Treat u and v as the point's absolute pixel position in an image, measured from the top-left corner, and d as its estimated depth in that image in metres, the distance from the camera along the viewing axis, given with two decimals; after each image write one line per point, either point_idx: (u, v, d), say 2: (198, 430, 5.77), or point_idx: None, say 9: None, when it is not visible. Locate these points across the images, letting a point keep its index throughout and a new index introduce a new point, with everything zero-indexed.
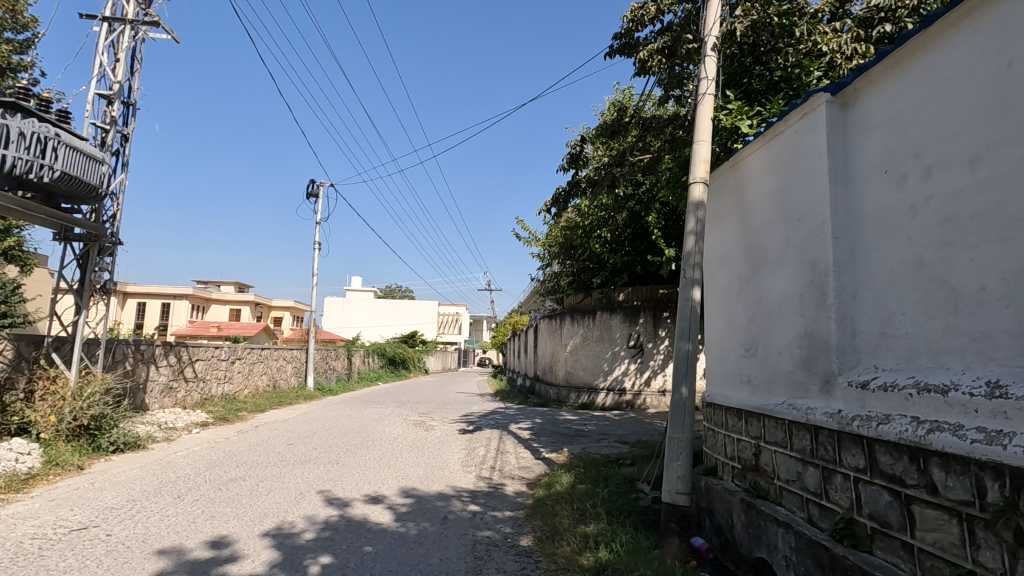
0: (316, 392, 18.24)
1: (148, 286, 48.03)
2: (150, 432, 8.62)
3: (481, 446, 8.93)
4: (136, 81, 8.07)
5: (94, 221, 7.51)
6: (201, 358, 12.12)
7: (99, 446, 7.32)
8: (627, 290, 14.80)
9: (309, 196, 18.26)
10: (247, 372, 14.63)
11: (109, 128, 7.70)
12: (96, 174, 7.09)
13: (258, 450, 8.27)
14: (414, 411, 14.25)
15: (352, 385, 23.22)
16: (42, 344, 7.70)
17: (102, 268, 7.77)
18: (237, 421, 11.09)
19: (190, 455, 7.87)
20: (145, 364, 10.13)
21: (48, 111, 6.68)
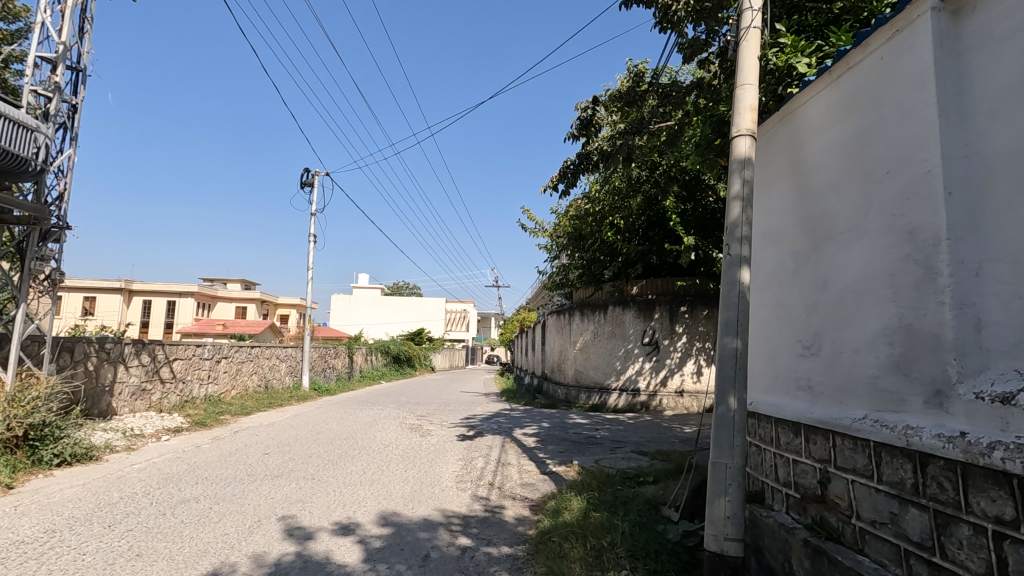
0: (312, 392, 17.32)
1: (153, 284, 47.54)
2: (108, 441, 7.70)
3: (480, 456, 7.92)
4: (86, 43, 7.11)
5: (35, 202, 6.56)
6: (179, 357, 11.21)
7: (40, 459, 6.41)
8: (641, 283, 13.78)
9: (304, 185, 17.32)
10: (235, 372, 13.73)
11: (53, 97, 6.73)
12: (30, 146, 6.13)
13: (226, 463, 7.30)
14: (412, 413, 13.27)
15: (353, 385, 22.30)
16: None
17: (46, 256, 6.88)
18: (216, 426, 10.17)
19: (147, 468, 6.92)
20: (112, 365, 9.23)
21: None
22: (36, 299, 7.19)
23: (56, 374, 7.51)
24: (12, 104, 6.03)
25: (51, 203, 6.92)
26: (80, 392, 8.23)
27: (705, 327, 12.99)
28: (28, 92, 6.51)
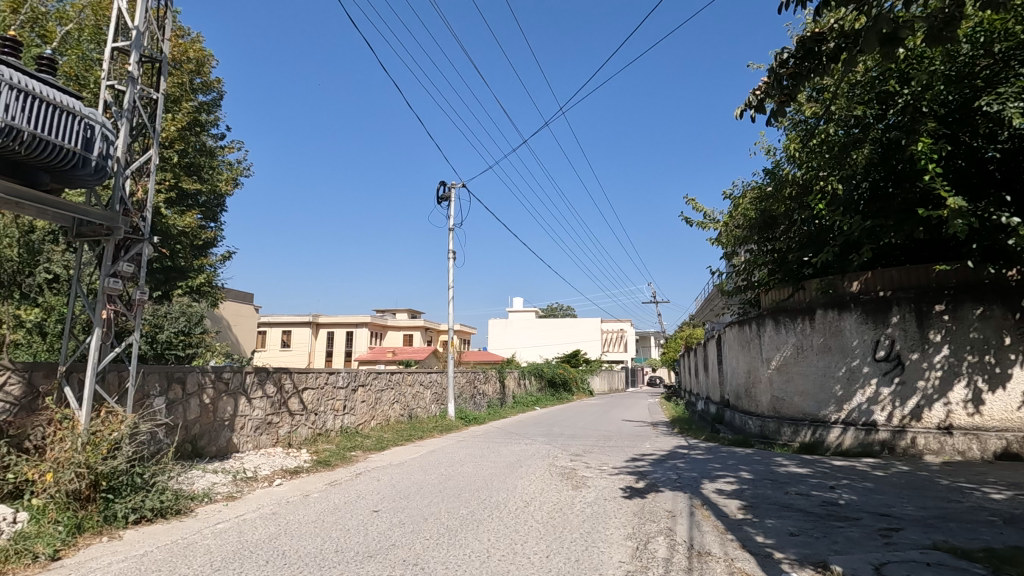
0: (458, 421, 15.90)
1: (335, 317, 51.91)
2: (208, 489, 6.66)
3: (658, 532, 5.28)
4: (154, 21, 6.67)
5: (107, 209, 6.11)
6: (310, 387, 10.31)
7: (113, 515, 5.48)
8: (864, 276, 9.91)
9: (441, 199, 16.34)
10: (375, 402, 12.79)
11: (126, 89, 6.30)
12: (81, 137, 5.39)
13: (320, 526, 5.65)
14: (565, 451, 10.92)
15: (504, 413, 20.62)
16: (58, 375, 6.17)
17: (118, 274, 6.25)
18: (340, 466, 8.88)
19: (230, 529, 5.53)
20: (233, 397, 8.45)
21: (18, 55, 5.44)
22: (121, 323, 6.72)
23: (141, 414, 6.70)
24: (63, 91, 5.39)
25: (129, 213, 6.51)
26: (183, 430, 7.48)
27: (979, 334, 8.82)
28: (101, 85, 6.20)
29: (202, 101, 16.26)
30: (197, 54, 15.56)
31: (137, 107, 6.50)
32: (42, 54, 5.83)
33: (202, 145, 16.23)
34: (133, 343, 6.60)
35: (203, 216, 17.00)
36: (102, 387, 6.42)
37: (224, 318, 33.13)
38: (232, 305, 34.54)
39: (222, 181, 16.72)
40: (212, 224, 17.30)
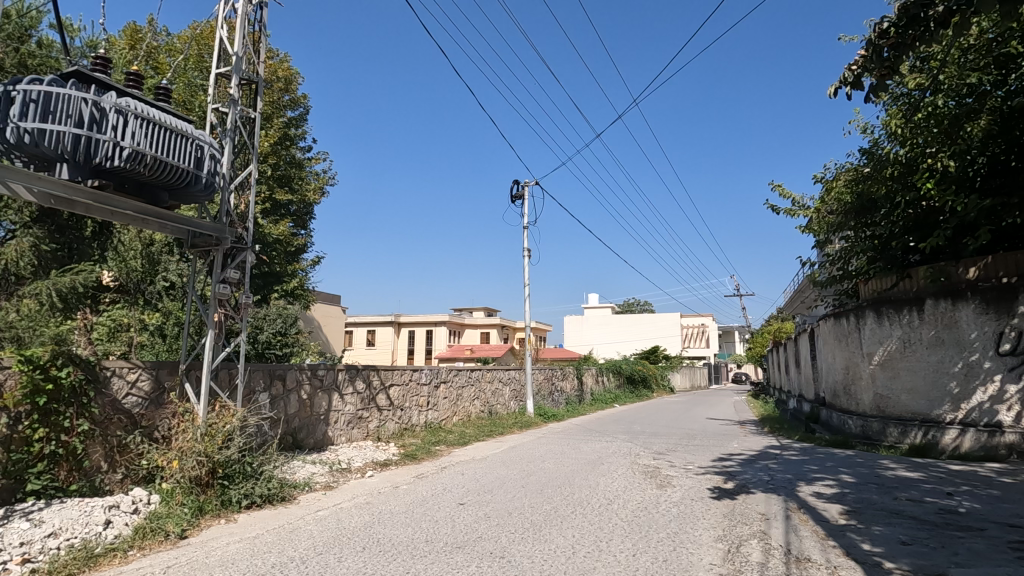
0: (537, 418, 16.00)
1: (415, 316, 53.77)
2: (308, 479, 7.15)
3: (751, 535, 5.06)
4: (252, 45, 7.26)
5: (215, 221, 6.71)
6: (396, 383, 10.77)
7: (229, 500, 6.02)
8: (983, 261, 8.97)
9: (515, 198, 16.48)
10: (456, 398, 13.15)
11: (229, 110, 6.89)
12: (191, 157, 5.94)
13: (410, 517, 5.90)
14: (647, 449, 10.69)
15: (583, 410, 20.50)
16: (180, 371, 6.78)
17: (226, 279, 6.83)
18: (426, 459, 9.22)
19: (329, 517, 5.91)
20: (327, 393, 8.99)
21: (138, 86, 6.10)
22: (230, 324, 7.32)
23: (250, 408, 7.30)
24: (177, 116, 6.00)
25: (233, 223, 7.10)
26: (285, 423, 8.08)
27: None
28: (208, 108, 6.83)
29: (290, 117, 17.39)
30: (285, 73, 16.70)
31: (238, 126, 7.07)
32: (159, 84, 6.49)
33: (292, 157, 17.34)
34: (239, 343, 7.18)
35: (295, 224, 18.15)
36: (217, 383, 7.06)
37: (316, 319, 35.28)
38: (322, 307, 36.70)
39: (310, 191, 17.82)
40: (303, 232, 18.42)
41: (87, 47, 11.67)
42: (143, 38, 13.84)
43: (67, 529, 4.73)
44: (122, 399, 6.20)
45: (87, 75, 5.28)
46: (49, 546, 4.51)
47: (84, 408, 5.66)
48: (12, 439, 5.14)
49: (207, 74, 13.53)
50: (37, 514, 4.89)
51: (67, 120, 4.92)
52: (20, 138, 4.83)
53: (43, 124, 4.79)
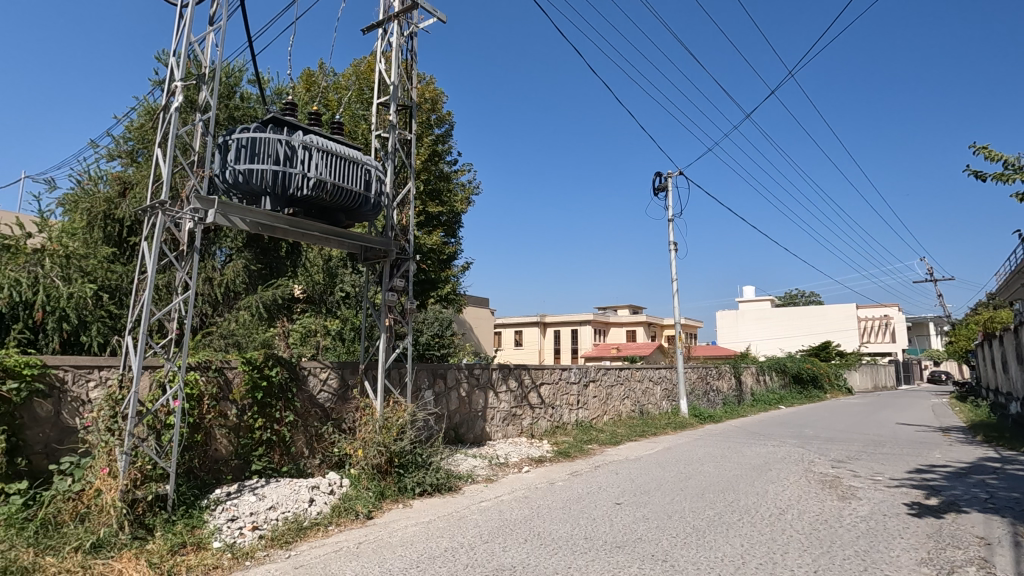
0: (692, 419, 15.26)
1: (560, 316, 54.34)
2: (471, 471, 7.64)
3: (967, 561, 4.31)
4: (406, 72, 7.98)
5: (384, 236, 7.50)
6: (546, 382, 11.02)
7: (405, 487, 6.68)
8: None
9: (658, 191, 15.92)
10: (606, 397, 13.08)
11: (389, 135, 7.66)
12: (363, 181, 6.70)
13: (568, 513, 6.00)
14: (824, 456, 9.61)
15: (743, 411, 19.09)
16: (359, 370, 7.60)
17: (393, 287, 7.59)
18: (579, 458, 9.31)
19: (492, 508, 6.26)
20: (483, 390, 9.51)
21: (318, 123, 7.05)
22: (399, 328, 8.08)
23: (418, 404, 8.00)
24: (349, 146, 6.79)
25: (398, 236, 7.85)
26: (448, 418, 8.73)
27: None
28: (373, 135, 7.66)
29: (438, 134, 18.69)
30: (432, 94, 17.99)
31: (397, 149, 7.78)
32: (333, 119, 7.43)
33: (441, 172, 18.59)
34: (406, 345, 7.88)
35: (446, 234, 19.42)
36: (390, 382, 7.85)
37: (468, 321, 37.38)
38: (473, 310, 38.84)
39: (458, 201, 18.97)
40: (453, 240, 19.68)
41: (275, 95, 13.69)
42: (316, 81, 15.86)
43: (282, 504, 5.61)
44: (317, 394, 7.14)
45: (280, 119, 6.19)
46: (270, 517, 5.39)
47: (289, 402, 6.68)
48: (241, 426, 6.24)
49: (368, 105, 15.10)
50: (261, 489, 5.87)
51: (266, 158, 5.88)
52: (236, 178, 5.90)
53: (251, 165, 5.83)
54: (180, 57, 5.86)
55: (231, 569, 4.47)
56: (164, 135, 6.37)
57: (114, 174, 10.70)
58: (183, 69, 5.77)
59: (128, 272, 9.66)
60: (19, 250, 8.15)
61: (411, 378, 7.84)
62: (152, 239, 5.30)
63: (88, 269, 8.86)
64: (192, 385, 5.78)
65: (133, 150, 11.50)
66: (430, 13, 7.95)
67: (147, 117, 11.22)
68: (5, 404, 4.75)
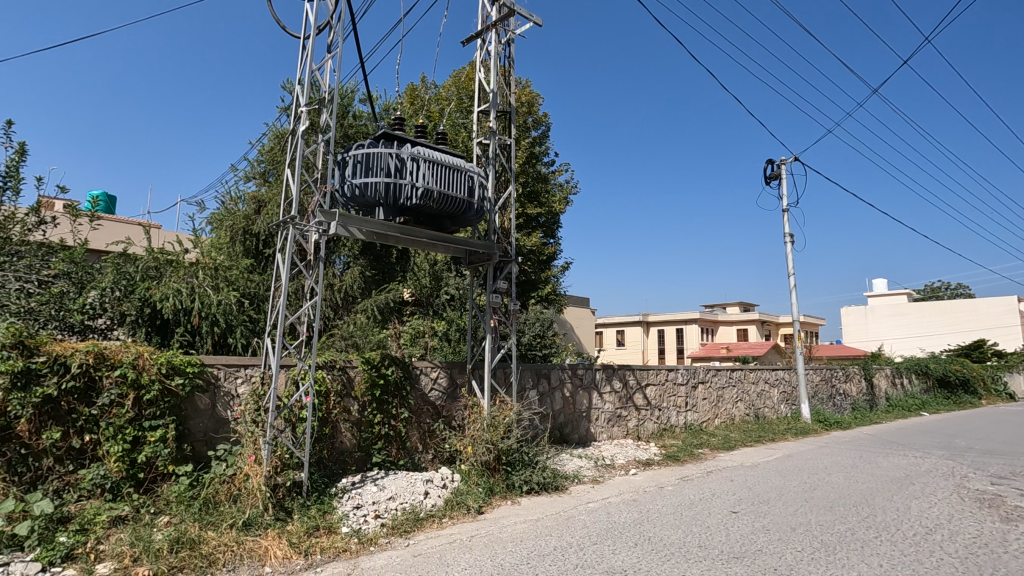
0: (815, 424, 14.06)
1: (664, 315, 52.48)
2: (577, 471, 7.63)
3: None
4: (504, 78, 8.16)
5: (487, 240, 7.71)
6: (652, 383, 10.71)
7: (513, 484, 6.82)
8: None
9: (770, 179, 14.87)
10: (717, 400, 12.44)
11: (490, 141, 7.87)
12: (467, 187, 6.94)
13: (680, 519, 5.79)
14: (981, 471, 8.42)
15: (877, 417, 17.24)
16: (467, 370, 7.88)
17: (497, 289, 7.78)
18: (690, 462, 8.95)
19: (600, 509, 6.20)
20: (587, 391, 9.46)
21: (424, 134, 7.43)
22: (503, 329, 8.26)
23: (523, 403, 8.13)
24: (453, 154, 7.08)
25: (501, 240, 8.04)
26: (552, 418, 8.80)
27: None
28: (475, 142, 7.93)
29: (535, 136, 18.87)
30: (528, 98, 18.21)
31: (497, 154, 7.99)
32: (438, 130, 7.79)
33: (539, 173, 18.74)
34: (510, 345, 8.05)
35: (545, 234, 19.54)
36: (496, 381, 8.06)
37: (569, 322, 37.28)
38: (574, 310, 38.70)
39: (557, 201, 19.01)
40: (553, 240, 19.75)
41: (384, 111, 14.59)
42: (419, 95, 16.68)
43: (400, 495, 5.98)
44: (428, 392, 7.52)
45: (391, 134, 6.61)
46: (390, 507, 5.76)
47: (403, 400, 7.10)
48: (362, 421, 6.73)
49: (467, 114, 15.62)
50: (381, 480, 6.30)
51: (378, 172, 6.31)
52: (353, 191, 6.40)
53: (366, 179, 6.29)
54: (304, 85, 6.46)
55: (358, 553, 4.84)
56: (293, 156, 7.05)
57: (251, 194, 11.98)
58: (307, 95, 6.34)
59: (264, 279, 10.75)
60: (179, 264, 9.44)
61: (516, 377, 7.98)
62: (284, 251, 5.90)
63: (232, 279, 10.00)
64: (321, 382, 6.33)
65: (265, 171, 12.81)
66: (526, 17, 8.07)
67: (276, 140, 12.46)
68: (174, 397, 5.53)
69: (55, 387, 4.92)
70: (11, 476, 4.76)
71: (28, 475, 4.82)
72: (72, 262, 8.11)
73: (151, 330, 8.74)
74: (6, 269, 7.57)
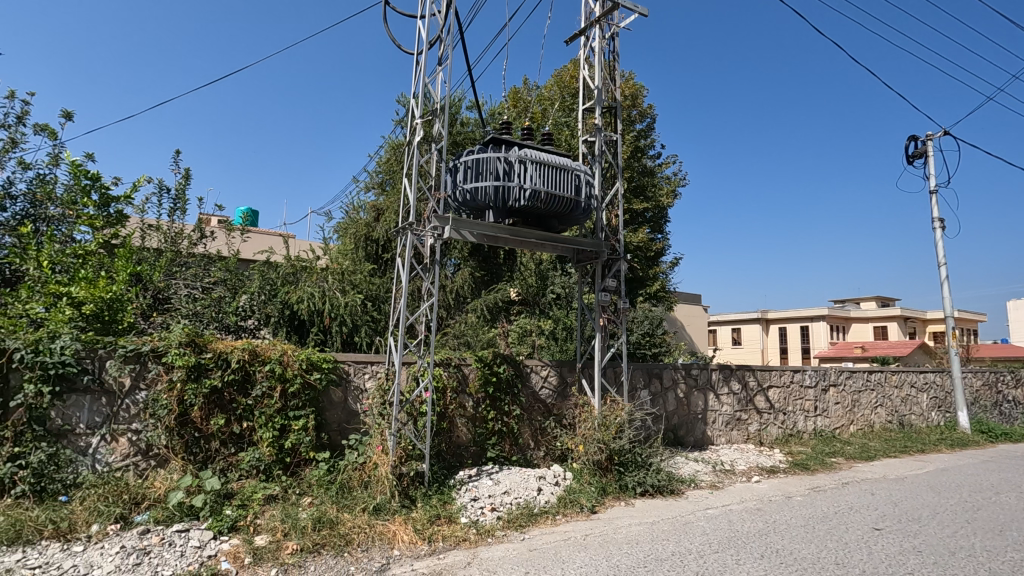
0: (976, 435, 12.27)
1: (786, 311, 48.59)
2: (694, 475, 7.33)
3: None
4: (610, 74, 8.06)
5: (595, 238, 7.65)
6: (775, 385, 10.00)
7: (626, 485, 6.71)
8: None
9: (912, 158, 13.23)
10: (852, 404, 11.31)
11: (596, 138, 7.82)
12: (574, 186, 6.96)
13: (812, 533, 5.36)
14: None
15: None
16: (577, 369, 7.88)
17: (606, 288, 7.70)
18: (821, 472, 8.23)
19: (720, 517, 5.91)
20: (703, 392, 9.04)
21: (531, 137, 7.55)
22: (614, 327, 8.15)
23: (635, 403, 7.97)
24: (560, 154, 7.12)
25: (609, 237, 7.93)
26: (666, 419, 8.54)
27: None
28: (581, 141, 7.91)
29: (641, 129, 18.38)
30: (633, 91, 17.80)
31: (604, 151, 7.90)
32: (544, 131, 7.87)
33: (645, 167, 18.22)
34: (620, 344, 7.93)
35: (653, 230, 18.96)
36: (607, 380, 7.97)
37: (679, 320, 35.85)
38: (684, 308, 37.16)
39: (665, 195, 18.38)
40: (661, 236, 19.11)
41: (490, 116, 15.00)
42: (522, 97, 16.93)
43: (514, 490, 6.14)
44: (539, 390, 7.62)
45: (499, 138, 6.79)
46: (505, 501, 5.93)
47: (515, 397, 7.26)
48: (477, 417, 7.00)
49: (570, 112, 15.60)
50: (496, 475, 6.51)
51: (487, 176, 6.52)
52: (464, 196, 6.66)
53: (476, 183, 6.53)
54: (418, 98, 6.84)
55: (476, 543, 5.04)
56: (409, 166, 7.49)
57: (370, 203, 12.89)
58: (421, 107, 6.72)
59: (384, 281, 11.50)
60: (312, 270, 10.43)
61: (627, 377, 7.84)
62: (404, 255, 6.29)
63: (357, 282, 10.83)
64: (438, 378, 6.67)
65: (383, 181, 13.74)
66: (631, 10, 7.90)
67: (392, 152, 13.31)
68: (313, 390, 6.12)
69: (219, 379, 5.67)
70: (188, 455, 5.56)
71: (200, 455, 5.61)
72: (228, 271, 9.28)
73: (290, 329, 9.73)
74: (178, 278, 8.84)
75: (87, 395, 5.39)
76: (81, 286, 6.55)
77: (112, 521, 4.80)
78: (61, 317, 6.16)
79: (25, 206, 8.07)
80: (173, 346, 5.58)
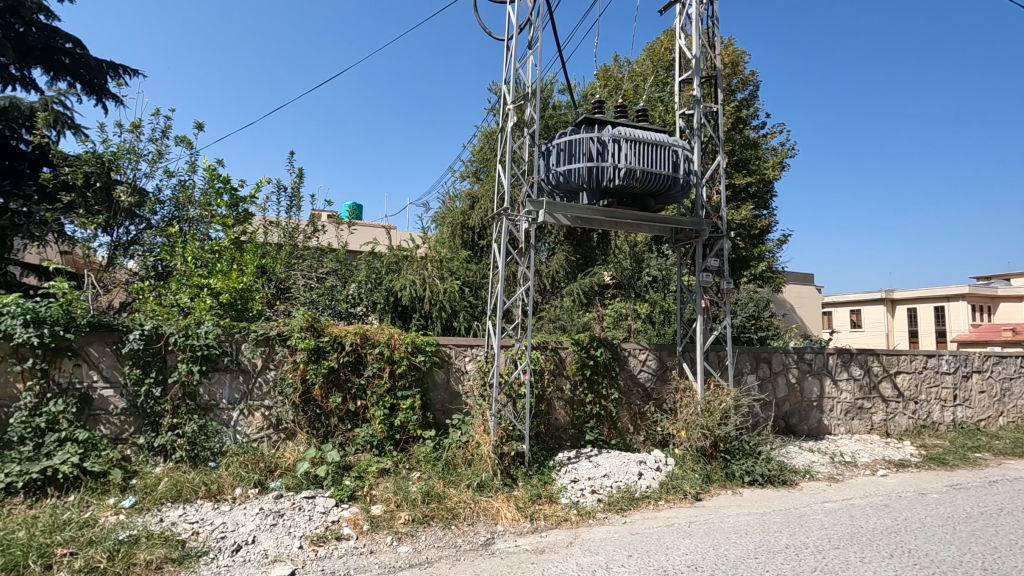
0: None
1: (917, 291, 43.59)
2: (809, 467, 6.84)
3: None
4: (708, 41, 7.60)
5: (695, 217, 7.31)
6: (905, 371, 9.03)
7: (732, 473, 6.43)
8: None
9: None
10: (1000, 394, 9.95)
11: (694, 111, 7.43)
12: (670, 162, 6.68)
13: (952, 534, 4.81)
14: None
15: None
16: (677, 352, 7.62)
17: (708, 268, 7.34)
18: (963, 468, 7.35)
19: (840, 511, 5.48)
20: (818, 378, 8.39)
21: (625, 114, 7.33)
22: (717, 309, 7.77)
23: (742, 389, 7.58)
24: (656, 131, 6.87)
25: (711, 215, 7.54)
26: (777, 406, 8.05)
27: None
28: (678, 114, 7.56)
29: (743, 98, 17.21)
30: (733, 58, 16.68)
31: (703, 124, 7.49)
32: (639, 108, 7.61)
33: (746, 139, 17.09)
34: (724, 327, 7.55)
35: (758, 206, 17.75)
36: (711, 365, 7.63)
37: (789, 303, 33.36)
38: (794, 289, 34.56)
39: (770, 168, 17.12)
40: (767, 212, 17.86)
41: (581, 97, 14.74)
42: (613, 74, 16.47)
43: (615, 473, 6.10)
44: (638, 374, 7.47)
45: (591, 119, 6.64)
46: (606, 484, 5.91)
47: (613, 381, 7.18)
48: (575, 400, 7.03)
49: (664, 86, 14.96)
50: (595, 457, 6.51)
51: (580, 158, 6.44)
52: (558, 179, 6.63)
53: (569, 166, 6.46)
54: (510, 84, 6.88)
55: (578, 524, 5.09)
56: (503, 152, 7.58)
57: (466, 191, 13.21)
58: (513, 94, 6.76)
59: (481, 266, 11.77)
60: (412, 258, 10.92)
61: (732, 361, 7.46)
62: (500, 241, 6.40)
63: (454, 269, 11.18)
64: (536, 361, 6.76)
65: (477, 170, 14.04)
66: None
67: (485, 140, 13.53)
68: (419, 371, 6.45)
69: (336, 361, 6.14)
70: (312, 430, 6.11)
71: (322, 430, 6.14)
72: (338, 262, 10.00)
73: (395, 315, 10.28)
74: (297, 269, 9.65)
75: (227, 374, 6.07)
76: (218, 279, 7.37)
77: (252, 486, 5.41)
78: (205, 305, 6.99)
79: (171, 209, 9.20)
80: (296, 331, 6.12)
